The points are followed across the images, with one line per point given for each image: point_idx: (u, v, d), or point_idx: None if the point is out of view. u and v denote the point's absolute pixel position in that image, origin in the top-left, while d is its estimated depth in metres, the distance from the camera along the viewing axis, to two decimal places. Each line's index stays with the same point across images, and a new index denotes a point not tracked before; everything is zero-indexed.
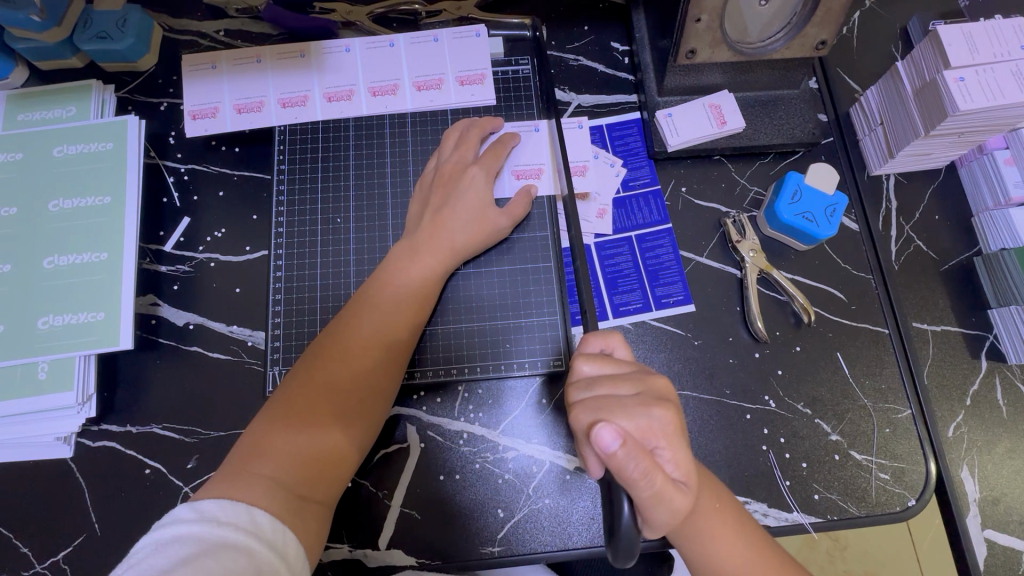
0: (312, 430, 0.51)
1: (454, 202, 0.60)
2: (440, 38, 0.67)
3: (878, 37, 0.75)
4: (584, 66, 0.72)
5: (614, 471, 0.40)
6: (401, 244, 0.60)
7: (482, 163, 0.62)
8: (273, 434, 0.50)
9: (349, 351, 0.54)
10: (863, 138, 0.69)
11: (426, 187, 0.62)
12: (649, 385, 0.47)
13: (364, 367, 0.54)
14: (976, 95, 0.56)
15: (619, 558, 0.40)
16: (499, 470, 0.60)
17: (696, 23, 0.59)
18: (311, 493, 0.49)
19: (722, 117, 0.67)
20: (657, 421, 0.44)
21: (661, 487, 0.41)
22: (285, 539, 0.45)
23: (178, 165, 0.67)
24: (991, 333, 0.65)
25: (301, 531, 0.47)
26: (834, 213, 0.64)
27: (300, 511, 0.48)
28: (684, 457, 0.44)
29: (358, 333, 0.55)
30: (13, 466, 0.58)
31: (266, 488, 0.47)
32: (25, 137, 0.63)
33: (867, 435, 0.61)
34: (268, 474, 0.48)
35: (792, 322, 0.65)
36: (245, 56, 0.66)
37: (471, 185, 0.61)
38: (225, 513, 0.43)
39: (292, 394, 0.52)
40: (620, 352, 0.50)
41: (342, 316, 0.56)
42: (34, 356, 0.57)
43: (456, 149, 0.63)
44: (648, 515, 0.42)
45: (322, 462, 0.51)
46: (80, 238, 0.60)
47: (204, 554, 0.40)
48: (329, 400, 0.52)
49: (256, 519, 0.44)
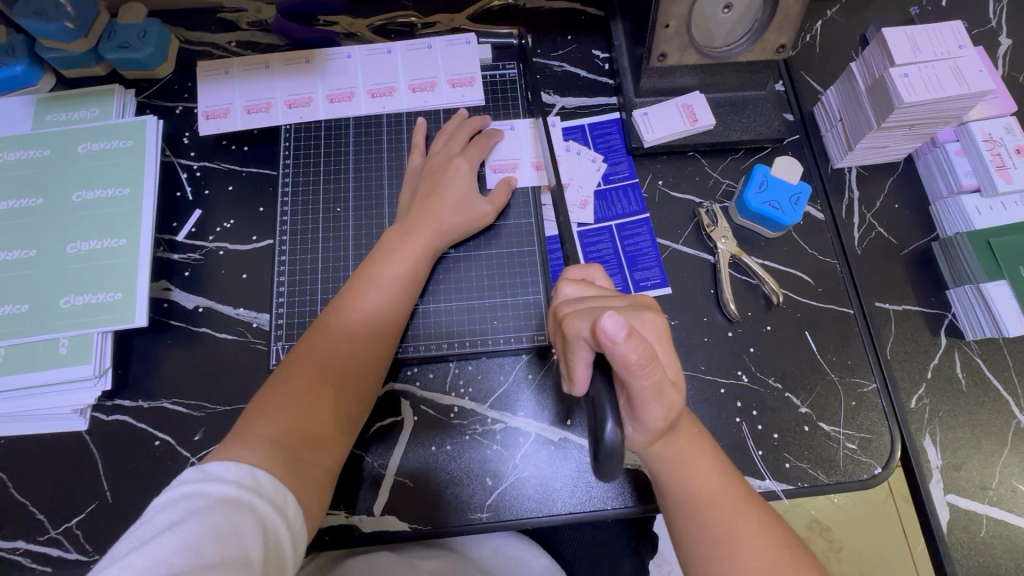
0: (312, 397, 0.55)
1: (442, 190, 0.65)
2: (433, 45, 0.73)
3: (840, 44, 0.81)
4: (567, 71, 0.78)
5: (617, 357, 0.42)
6: (393, 229, 0.64)
7: (467, 155, 0.68)
8: (276, 401, 0.54)
9: (348, 323, 0.59)
10: (826, 134, 0.75)
11: (415, 179, 0.68)
12: (637, 298, 0.51)
13: (357, 340, 0.58)
14: (918, 88, 0.62)
15: (604, 474, 0.43)
16: (487, 441, 0.63)
17: (664, 28, 0.65)
18: (311, 457, 0.53)
19: (694, 115, 0.72)
20: (649, 323, 0.48)
21: (659, 380, 0.44)
22: (285, 500, 0.49)
23: (191, 163, 0.73)
24: (949, 312, 0.69)
25: (302, 492, 0.51)
26: (799, 201, 0.69)
27: (301, 474, 0.52)
28: (673, 361, 0.49)
29: (352, 310, 0.59)
30: (31, 437, 0.62)
31: (270, 452, 0.51)
32: (52, 134, 0.68)
33: (834, 407, 0.65)
34: (272, 437, 0.52)
35: (764, 304, 0.69)
36: (254, 62, 0.72)
37: (457, 174, 0.66)
38: (231, 473, 0.47)
39: (293, 366, 0.56)
40: (601, 280, 0.55)
41: (337, 297, 0.61)
42: (55, 333, 0.61)
43: (446, 143, 0.69)
44: (645, 406, 0.46)
45: (323, 428, 0.55)
46: (101, 225, 0.65)
47: (211, 509, 0.43)
48: (329, 369, 0.56)
49: (260, 481, 0.48)
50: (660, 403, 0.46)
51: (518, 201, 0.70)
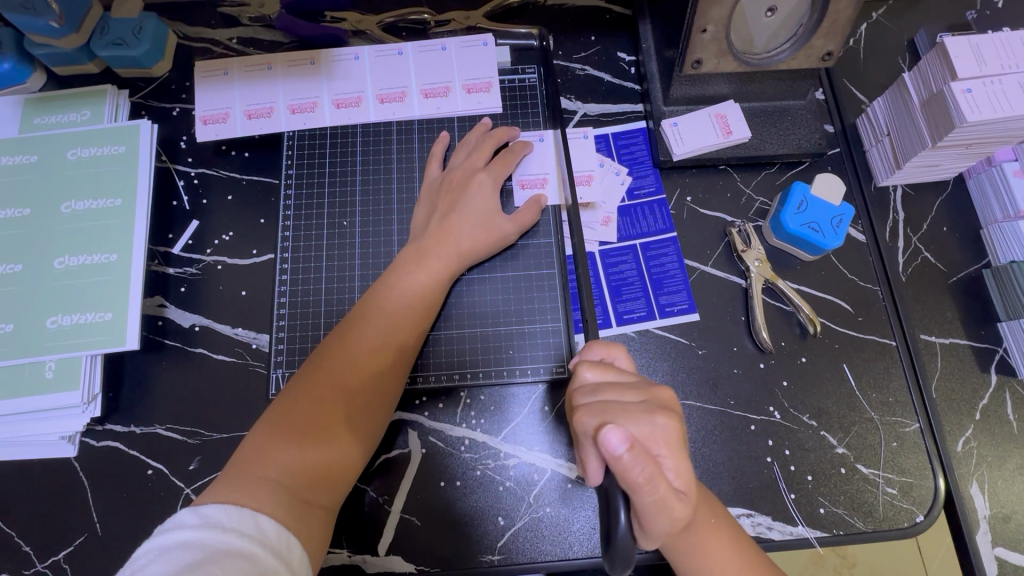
0: (315, 432, 0.50)
1: (462, 209, 0.61)
2: (448, 47, 0.68)
3: (884, 49, 0.75)
4: (590, 75, 0.73)
5: (619, 474, 0.40)
6: (407, 249, 0.60)
7: (491, 171, 0.63)
8: (275, 436, 0.49)
9: (356, 351, 0.54)
10: (870, 149, 0.69)
11: (433, 192, 0.63)
12: (655, 394, 0.47)
13: (368, 371, 0.54)
14: (984, 106, 0.56)
15: (616, 566, 0.39)
16: (500, 477, 0.59)
17: (701, 33, 0.60)
18: (315, 498, 0.49)
19: (728, 127, 0.67)
20: (660, 428, 0.44)
21: (664, 494, 0.41)
22: (289, 544, 0.44)
23: (189, 170, 0.68)
24: (1000, 347, 0.64)
25: (305, 535, 0.47)
26: (842, 223, 0.63)
27: (304, 516, 0.47)
28: (686, 468, 0.44)
29: (360, 338, 0.55)
30: (19, 464, 0.58)
31: (270, 493, 0.46)
32: (40, 140, 0.64)
33: (873, 448, 0.60)
34: (271, 476, 0.47)
35: (799, 333, 0.64)
36: (256, 63, 0.67)
37: (479, 192, 0.62)
38: (229, 518, 0.43)
39: (295, 397, 0.52)
40: (622, 361, 0.51)
41: (343, 324, 0.56)
42: (43, 355, 0.57)
43: (467, 157, 0.64)
44: (648, 525, 0.42)
45: (325, 468, 0.50)
46: (91, 239, 0.61)
47: (208, 561, 0.39)
48: (334, 403, 0.52)
49: (261, 527, 0.44)
50: (665, 521, 0.42)
51: (542, 219, 0.65)
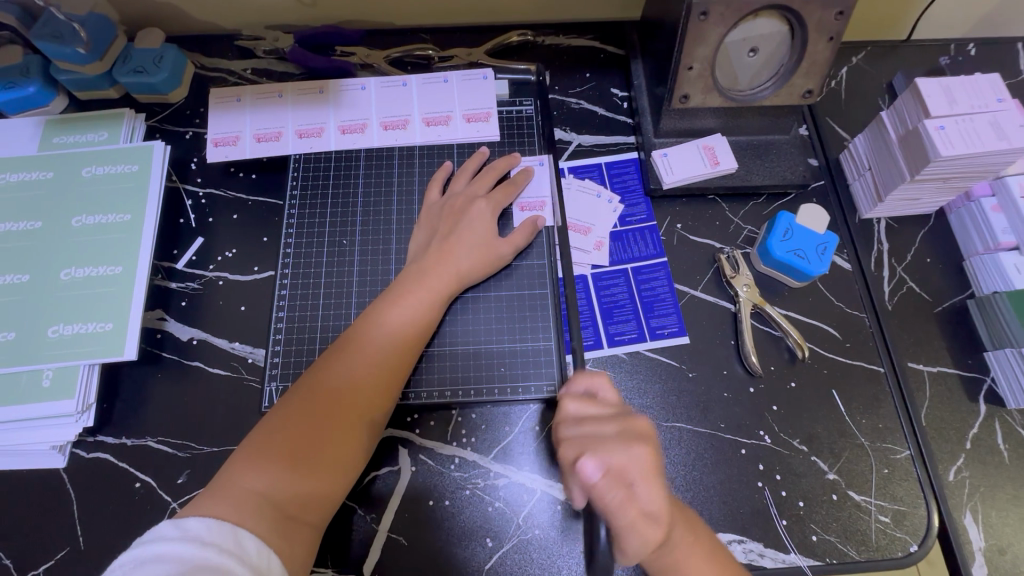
0: (301, 447, 0.51)
1: (455, 231, 0.63)
2: (450, 79, 0.72)
3: (865, 90, 0.79)
4: (584, 109, 0.77)
5: (596, 500, 0.47)
6: (408, 269, 0.62)
7: (491, 197, 0.66)
8: (266, 450, 0.50)
9: (352, 368, 0.55)
10: (853, 182, 0.72)
11: (433, 217, 0.65)
12: (630, 424, 0.50)
13: (359, 386, 0.54)
14: (956, 142, 0.59)
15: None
16: (489, 498, 0.59)
17: (687, 71, 0.64)
18: (301, 514, 0.49)
19: (715, 158, 0.70)
20: (635, 459, 0.47)
21: (634, 517, 0.46)
22: (269, 563, 0.45)
23: (197, 190, 0.71)
24: (988, 376, 0.65)
25: (288, 552, 0.47)
26: (825, 251, 0.65)
27: (288, 533, 0.47)
28: (659, 495, 0.47)
29: (357, 355, 0.56)
30: (7, 473, 0.58)
31: (254, 507, 0.47)
32: (58, 158, 0.67)
33: (865, 475, 0.60)
34: (257, 488, 0.48)
35: (787, 358, 0.65)
36: (267, 91, 0.71)
37: (478, 217, 0.64)
38: (208, 532, 0.44)
39: (289, 410, 0.52)
40: (605, 391, 0.53)
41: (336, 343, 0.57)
42: (40, 364, 0.58)
43: (469, 183, 0.67)
44: (624, 543, 0.47)
45: (314, 484, 0.50)
46: (97, 251, 0.62)
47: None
48: (327, 419, 0.52)
49: (240, 544, 0.44)
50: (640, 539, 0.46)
51: (535, 240, 0.67)
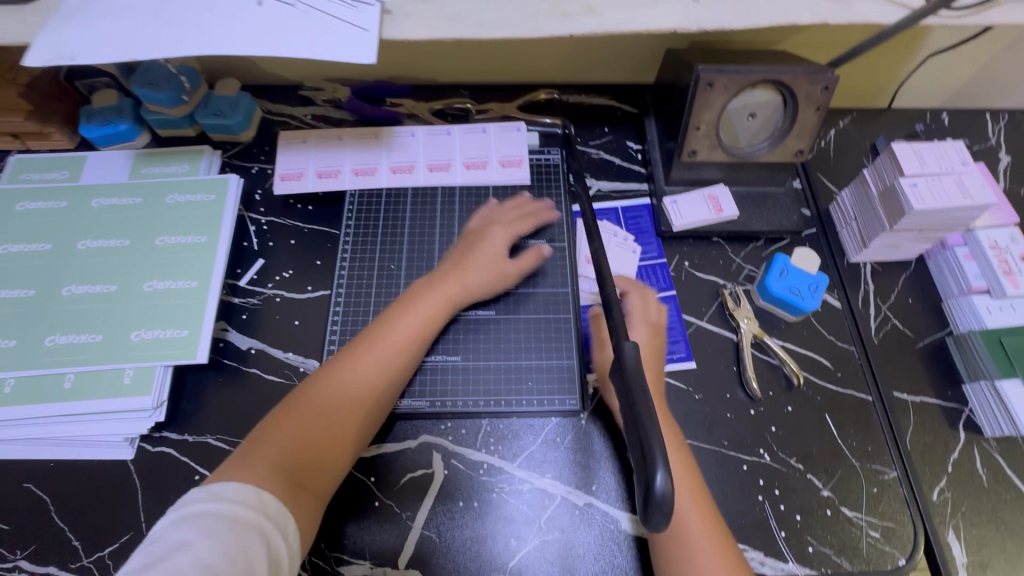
0: (311, 427, 0.58)
1: (472, 252, 0.72)
2: (488, 130, 0.82)
3: (850, 150, 0.90)
4: (603, 158, 0.87)
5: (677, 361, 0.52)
6: (425, 277, 0.71)
7: (510, 226, 0.75)
8: (286, 424, 0.57)
9: (365, 358, 0.63)
10: (841, 230, 0.81)
11: (464, 239, 0.74)
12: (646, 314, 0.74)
13: (369, 374, 0.62)
14: (926, 197, 0.69)
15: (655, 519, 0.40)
16: (514, 500, 0.65)
17: (695, 130, 0.74)
18: (308, 482, 0.55)
19: (719, 206, 0.79)
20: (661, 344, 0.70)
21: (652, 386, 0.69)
22: (284, 518, 0.51)
23: (259, 218, 0.79)
24: (966, 407, 0.71)
25: (298, 513, 0.53)
26: (818, 289, 0.74)
27: (297, 496, 0.53)
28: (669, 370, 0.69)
29: (372, 347, 0.63)
30: (79, 463, 0.64)
31: (269, 471, 0.53)
32: (146, 186, 0.77)
33: (856, 493, 0.66)
34: (274, 457, 0.55)
35: (784, 384, 0.72)
36: (329, 135, 0.81)
37: (495, 238, 0.73)
38: (236, 493, 0.49)
39: (306, 392, 0.60)
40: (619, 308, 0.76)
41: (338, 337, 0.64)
42: (123, 363, 0.65)
43: (501, 211, 0.76)
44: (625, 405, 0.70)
45: (324, 455, 0.57)
46: (177, 267, 0.71)
47: (220, 527, 0.46)
48: (340, 400, 0.60)
49: (264, 505, 0.50)
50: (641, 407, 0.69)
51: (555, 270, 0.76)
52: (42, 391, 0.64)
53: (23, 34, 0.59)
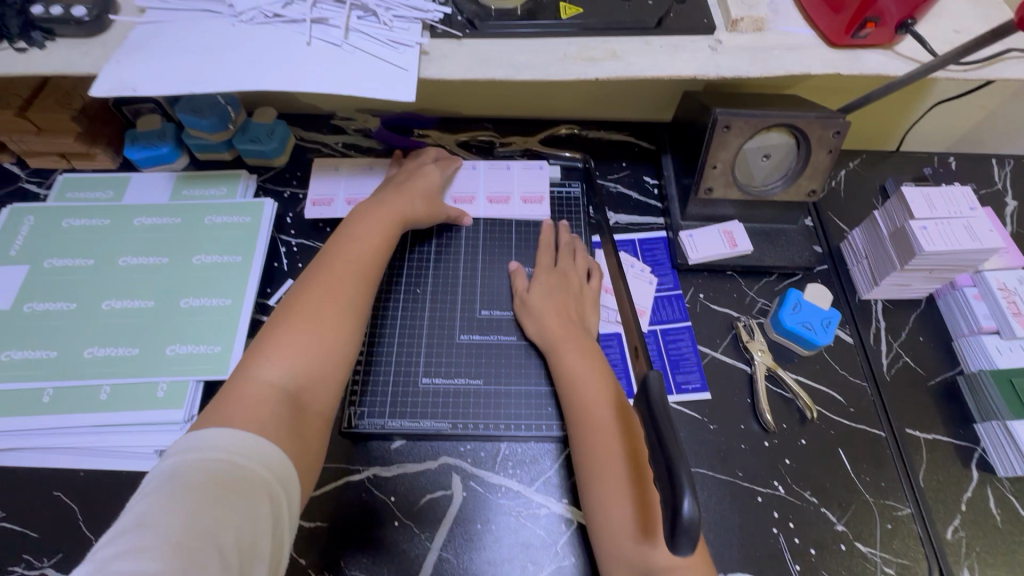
0: (301, 354, 0.58)
1: (411, 184, 0.78)
2: (512, 167, 0.87)
3: (860, 191, 0.93)
4: (620, 192, 0.91)
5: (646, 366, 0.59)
6: (369, 204, 0.74)
7: (438, 166, 0.82)
8: (269, 358, 0.57)
9: (329, 276, 0.64)
10: (852, 268, 0.83)
11: (391, 179, 0.81)
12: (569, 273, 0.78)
13: (339, 288, 0.63)
14: (937, 240, 0.71)
15: (681, 546, 0.40)
16: (532, 525, 0.66)
17: (712, 168, 0.77)
18: (301, 405, 0.56)
19: (734, 241, 0.82)
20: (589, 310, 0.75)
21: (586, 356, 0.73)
22: (269, 445, 0.50)
23: (290, 240, 0.83)
24: (979, 446, 0.72)
25: (291, 432, 0.53)
26: (830, 324, 0.76)
27: (291, 418, 0.53)
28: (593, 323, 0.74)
29: (336, 266, 0.65)
30: (109, 474, 0.65)
31: (260, 400, 0.53)
32: (185, 207, 0.80)
33: (870, 528, 0.67)
34: (265, 389, 0.54)
35: (798, 418, 0.73)
36: (360, 164, 0.86)
37: (425, 178, 0.79)
38: (214, 440, 0.48)
39: (283, 320, 0.60)
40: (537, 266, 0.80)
41: (327, 266, 0.66)
42: (158, 377, 0.68)
43: (417, 158, 0.84)
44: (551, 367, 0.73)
45: (308, 375, 0.58)
46: (212, 286, 0.74)
47: (197, 478, 0.45)
48: (318, 320, 0.60)
49: (256, 446, 0.49)
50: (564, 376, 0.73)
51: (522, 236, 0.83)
52: (79, 401, 0.66)
53: (91, 66, 0.64)
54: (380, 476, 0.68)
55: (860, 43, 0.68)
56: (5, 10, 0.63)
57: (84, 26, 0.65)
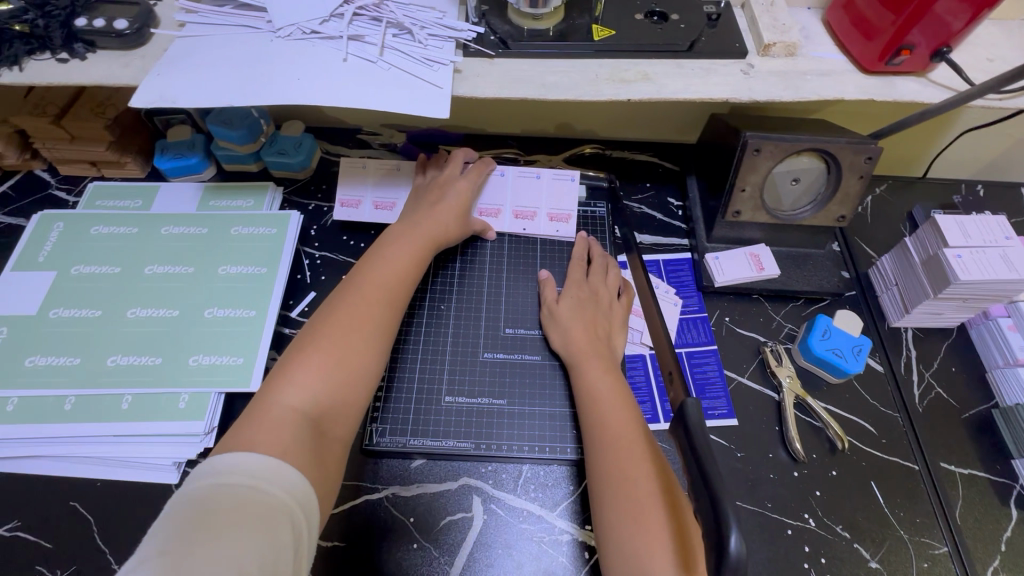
0: (323, 381, 0.57)
1: (442, 202, 0.77)
2: (542, 176, 0.84)
3: (888, 217, 0.92)
4: (644, 212, 0.90)
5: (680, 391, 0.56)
6: (399, 225, 0.74)
7: (468, 178, 0.79)
8: (290, 384, 0.56)
9: (354, 304, 0.63)
10: (881, 294, 0.82)
11: (421, 191, 0.80)
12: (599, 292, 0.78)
13: (364, 316, 0.62)
14: (973, 270, 0.70)
15: None
16: (555, 552, 0.64)
17: (740, 191, 0.77)
18: (319, 435, 0.54)
19: (761, 265, 0.81)
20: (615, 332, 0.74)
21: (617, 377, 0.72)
22: (291, 476, 0.49)
23: (314, 252, 0.83)
24: (1017, 483, 0.70)
25: (310, 464, 0.52)
26: (860, 352, 0.74)
27: (310, 449, 0.52)
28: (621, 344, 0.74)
29: (361, 291, 0.64)
30: (127, 486, 0.64)
31: (282, 428, 0.52)
32: (213, 218, 0.81)
33: (905, 567, 0.64)
34: (285, 416, 0.53)
35: (828, 447, 0.71)
36: (388, 165, 0.85)
37: (457, 191, 0.78)
38: (240, 464, 0.48)
39: (305, 346, 0.59)
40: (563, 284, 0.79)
41: (354, 290, 0.65)
42: (180, 388, 0.67)
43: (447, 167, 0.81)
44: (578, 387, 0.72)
45: (329, 404, 0.56)
46: (237, 297, 0.74)
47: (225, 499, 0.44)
48: (341, 349, 0.59)
49: (278, 474, 0.48)
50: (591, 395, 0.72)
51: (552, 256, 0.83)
52: (99, 410, 0.66)
53: (131, 77, 0.65)
54: (400, 496, 0.67)
55: (893, 69, 0.68)
56: (50, 22, 0.65)
57: (124, 39, 0.66)
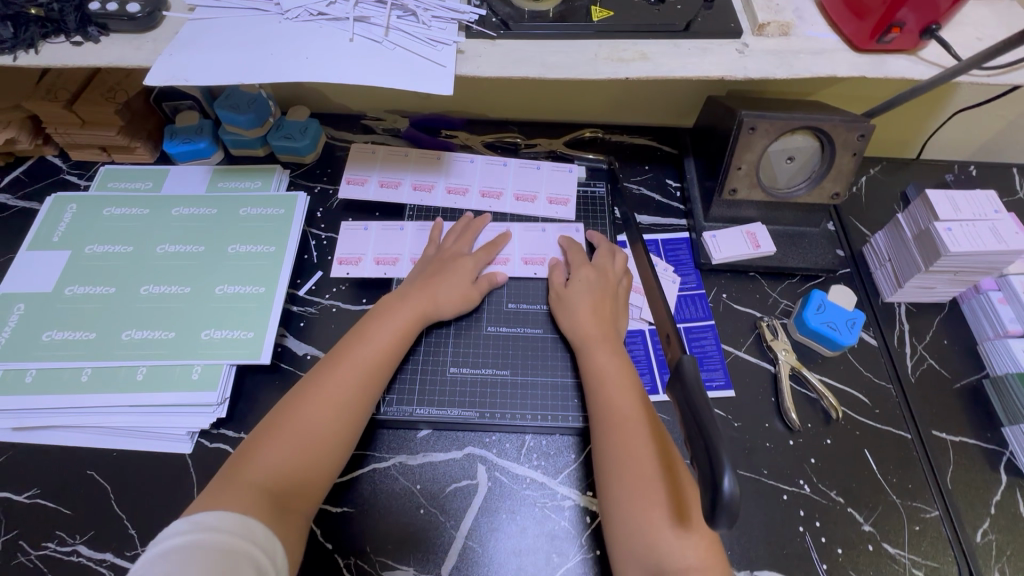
0: (298, 440, 0.58)
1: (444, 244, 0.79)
2: (542, 168, 0.89)
3: (881, 197, 0.94)
4: (643, 194, 0.92)
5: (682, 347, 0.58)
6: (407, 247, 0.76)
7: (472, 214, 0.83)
8: (268, 444, 0.57)
9: (339, 367, 0.63)
10: (875, 271, 0.84)
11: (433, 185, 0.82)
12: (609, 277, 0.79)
13: (345, 380, 0.62)
14: (962, 242, 0.72)
15: (719, 524, 0.40)
16: (557, 516, 0.66)
17: (737, 169, 0.79)
18: (289, 501, 0.55)
19: (757, 242, 0.83)
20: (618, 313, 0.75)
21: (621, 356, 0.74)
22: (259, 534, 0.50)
23: (320, 233, 0.84)
24: (1006, 450, 0.72)
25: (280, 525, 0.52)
26: (854, 325, 0.76)
27: (278, 512, 0.53)
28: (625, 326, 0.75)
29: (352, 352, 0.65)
30: (142, 454, 0.67)
31: (252, 493, 0.53)
32: (222, 199, 0.83)
33: (898, 529, 0.66)
34: (257, 480, 0.54)
35: (823, 418, 0.73)
36: (397, 151, 0.88)
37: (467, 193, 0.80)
38: (220, 520, 0.50)
39: (288, 407, 0.60)
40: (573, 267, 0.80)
41: (344, 349, 0.66)
42: (193, 360, 0.69)
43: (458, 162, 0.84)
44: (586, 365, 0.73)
45: (304, 459, 0.57)
46: (247, 274, 0.76)
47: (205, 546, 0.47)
48: (319, 414, 0.60)
49: (250, 529, 0.50)
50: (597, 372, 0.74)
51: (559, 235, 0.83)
52: (115, 382, 0.68)
53: (144, 59, 0.67)
54: (407, 464, 0.69)
55: (884, 48, 0.69)
56: (64, 6, 0.67)
57: (137, 22, 0.68)
